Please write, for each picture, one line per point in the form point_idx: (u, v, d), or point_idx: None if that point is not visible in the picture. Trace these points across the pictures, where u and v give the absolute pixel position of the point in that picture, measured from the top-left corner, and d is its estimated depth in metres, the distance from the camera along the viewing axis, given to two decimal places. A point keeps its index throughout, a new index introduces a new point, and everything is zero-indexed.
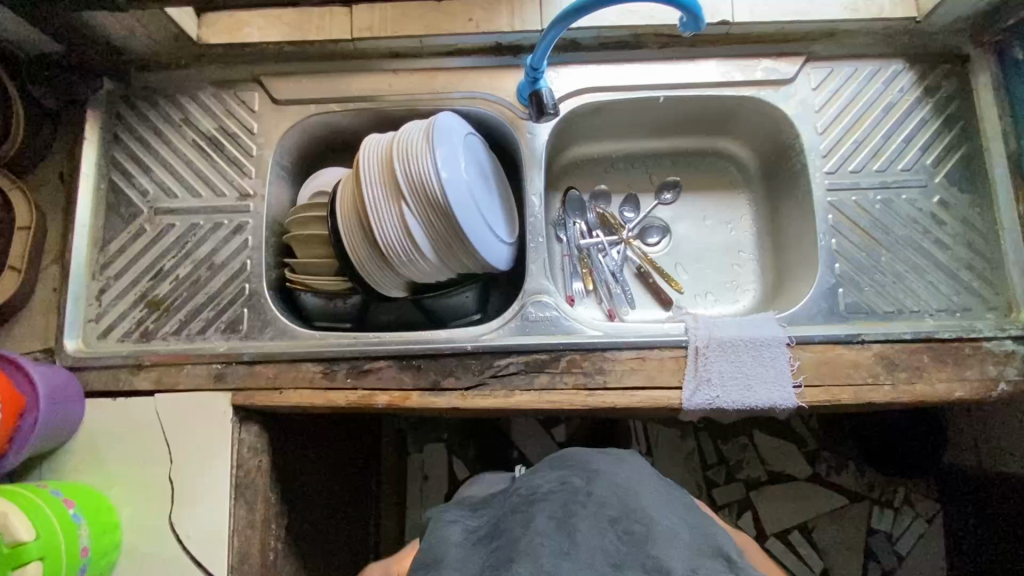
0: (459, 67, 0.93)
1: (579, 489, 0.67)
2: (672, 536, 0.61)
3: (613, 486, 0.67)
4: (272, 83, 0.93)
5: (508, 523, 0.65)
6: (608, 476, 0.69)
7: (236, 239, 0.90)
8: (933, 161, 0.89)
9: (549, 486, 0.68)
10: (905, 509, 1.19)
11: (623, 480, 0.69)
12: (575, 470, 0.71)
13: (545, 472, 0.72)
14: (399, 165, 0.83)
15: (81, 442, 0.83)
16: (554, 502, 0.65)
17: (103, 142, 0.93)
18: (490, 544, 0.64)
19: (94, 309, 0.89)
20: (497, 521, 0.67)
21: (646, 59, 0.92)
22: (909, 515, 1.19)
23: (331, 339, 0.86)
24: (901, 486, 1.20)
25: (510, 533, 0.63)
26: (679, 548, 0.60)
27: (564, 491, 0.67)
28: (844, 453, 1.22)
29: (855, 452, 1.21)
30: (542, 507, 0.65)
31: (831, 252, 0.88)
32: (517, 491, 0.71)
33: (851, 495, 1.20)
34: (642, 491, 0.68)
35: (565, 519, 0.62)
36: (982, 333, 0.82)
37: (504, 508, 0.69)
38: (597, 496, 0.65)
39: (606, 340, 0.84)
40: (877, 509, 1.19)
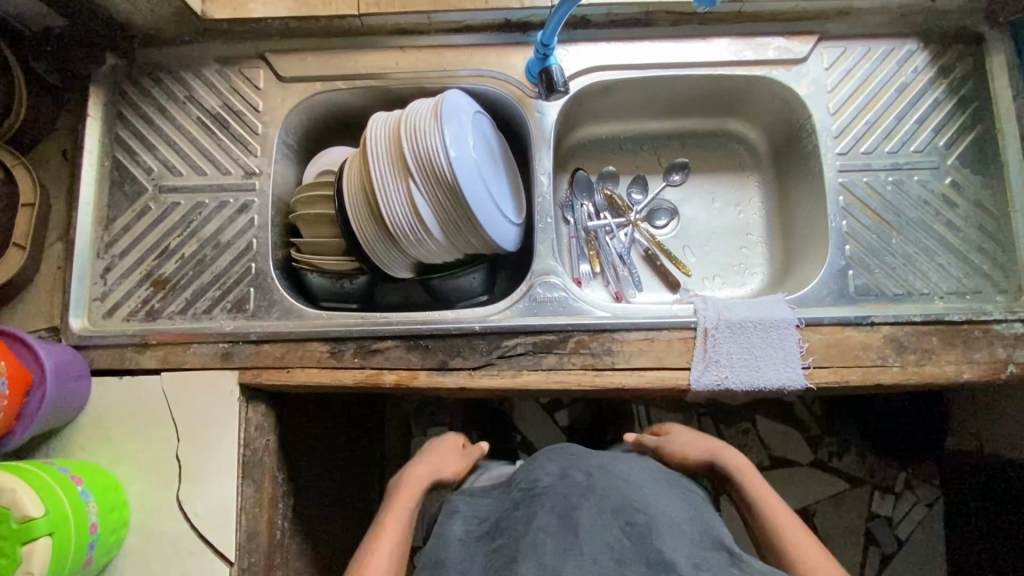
0: (466, 44, 0.91)
1: (580, 482, 0.67)
2: (673, 530, 0.62)
3: (613, 480, 0.68)
4: (277, 60, 0.92)
5: (510, 520, 0.65)
6: (607, 471, 0.69)
7: (242, 218, 0.90)
8: (945, 143, 0.89)
9: (550, 478, 0.68)
10: (906, 494, 1.20)
11: (621, 475, 0.70)
12: (574, 463, 0.71)
13: (544, 463, 0.72)
14: (407, 143, 0.82)
15: (88, 420, 0.83)
16: (555, 494, 0.65)
17: (107, 119, 0.92)
18: (491, 541, 0.64)
19: (99, 288, 0.88)
20: (500, 518, 0.67)
21: (657, 37, 0.90)
22: (909, 500, 1.20)
23: (338, 319, 0.86)
24: (902, 471, 1.20)
25: (513, 531, 0.63)
26: (679, 541, 0.61)
27: (566, 482, 0.67)
28: (847, 438, 1.22)
29: (858, 437, 1.22)
30: (543, 500, 0.64)
31: (841, 234, 0.87)
32: (517, 485, 0.71)
33: (853, 480, 1.21)
34: (641, 486, 0.69)
35: (568, 509, 0.62)
36: (992, 316, 0.82)
37: (506, 505, 0.69)
38: (599, 488, 0.65)
39: (614, 320, 0.83)
40: (878, 494, 1.20)
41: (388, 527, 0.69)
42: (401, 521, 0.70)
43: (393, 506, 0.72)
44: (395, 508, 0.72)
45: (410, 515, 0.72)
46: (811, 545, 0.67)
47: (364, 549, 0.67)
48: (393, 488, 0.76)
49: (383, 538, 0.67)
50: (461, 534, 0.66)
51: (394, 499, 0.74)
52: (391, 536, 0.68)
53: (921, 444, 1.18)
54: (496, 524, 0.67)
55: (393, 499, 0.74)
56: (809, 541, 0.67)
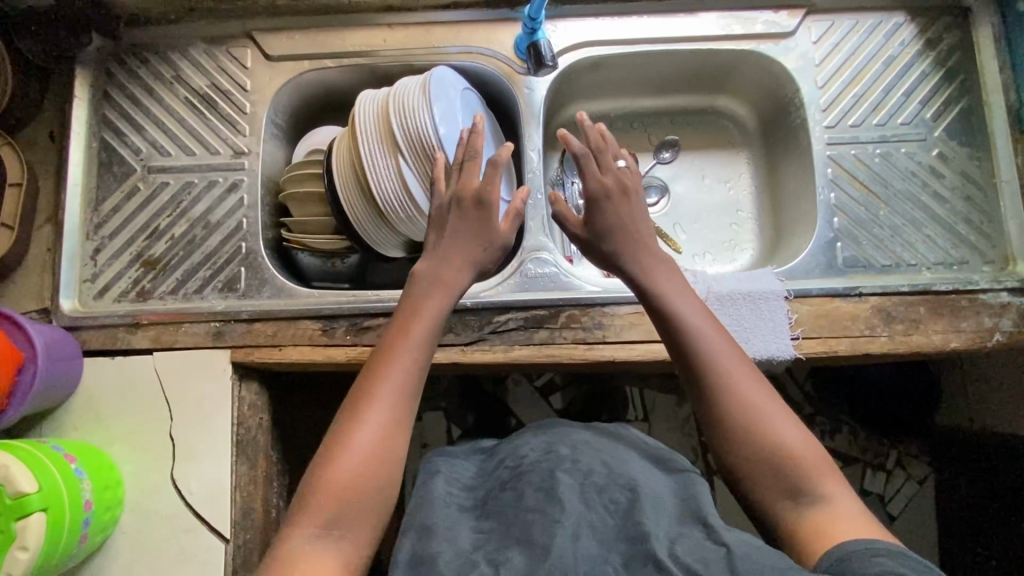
0: (455, 21, 0.91)
1: (565, 457, 0.65)
2: (656, 507, 0.59)
3: (598, 457, 0.66)
4: (265, 39, 0.92)
5: (498, 498, 0.62)
6: (592, 448, 0.68)
7: (232, 197, 0.90)
8: (933, 115, 0.89)
9: (535, 454, 0.66)
10: (897, 471, 1.21)
11: (607, 452, 0.68)
12: (561, 440, 0.69)
13: (530, 441, 0.70)
14: (396, 120, 0.82)
15: (81, 400, 0.83)
16: (541, 470, 0.63)
17: (94, 100, 0.91)
18: (480, 518, 0.61)
19: (89, 269, 0.88)
20: (487, 495, 0.65)
21: (646, 12, 0.90)
22: (901, 477, 1.21)
23: (330, 297, 0.86)
24: (893, 449, 1.22)
25: (502, 512, 0.60)
26: (660, 516, 0.57)
27: (551, 458, 0.65)
28: (840, 416, 1.23)
29: (849, 415, 1.23)
30: (528, 478, 0.62)
31: (830, 207, 0.88)
32: (503, 461, 0.69)
33: (845, 458, 1.22)
34: (627, 464, 0.66)
35: (552, 484, 0.60)
36: (979, 285, 0.83)
37: (494, 480, 0.67)
38: (583, 463, 0.64)
39: (605, 295, 0.84)
40: (870, 471, 1.21)
41: (394, 362, 0.61)
42: (408, 353, 0.62)
43: (402, 333, 0.63)
44: (401, 338, 0.62)
45: (424, 347, 0.63)
46: (780, 417, 0.57)
47: (366, 380, 0.60)
48: (405, 292, 0.68)
49: (386, 372, 0.60)
50: (444, 496, 0.65)
51: (405, 313, 0.65)
52: (396, 371, 0.60)
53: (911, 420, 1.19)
54: (482, 497, 0.65)
55: (397, 326, 0.64)
56: (780, 412, 0.58)
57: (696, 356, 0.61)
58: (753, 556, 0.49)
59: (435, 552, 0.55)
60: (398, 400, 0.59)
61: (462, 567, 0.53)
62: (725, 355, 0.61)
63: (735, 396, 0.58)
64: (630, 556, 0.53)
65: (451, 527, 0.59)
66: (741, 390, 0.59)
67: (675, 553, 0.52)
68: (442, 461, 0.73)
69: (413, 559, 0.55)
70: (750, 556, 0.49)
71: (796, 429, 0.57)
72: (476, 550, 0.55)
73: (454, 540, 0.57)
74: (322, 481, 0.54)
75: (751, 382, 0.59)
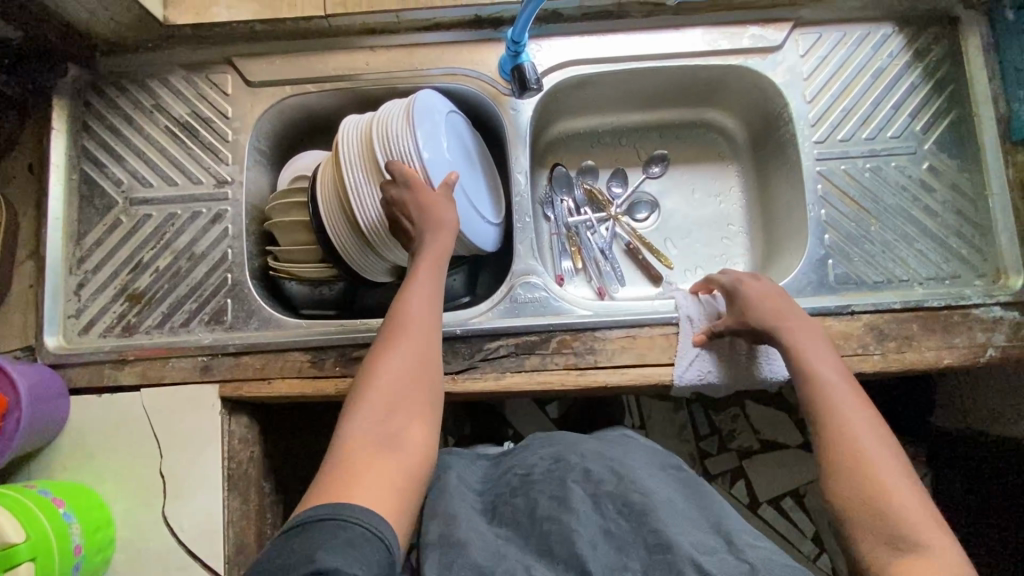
0: (438, 42, 0.90)
1: (573, 466, 0.68)
2: (670, 509, 0.64)
3: (602, 461, 0.70)
4: (245, 64, 0.90)
5: (509, 505, 0.67)
6: (598, 455, 0.71)
7: (216, 228, 0.88)
8: (922, 127, 0.88)
9: (544, 464, 0.69)
10: None
11: (612, 457, 0.71)
12: (567, 447, 0.72)
13: (535, 448, 0.73)
14: (378, 146, 0.80)
15: (68, 440, 0.82)
16: (551, 480, 0.67)
17: (72, 131, 0.89)
18: (499, 523, 0.66)
19: (73, 304, 0.87)
20: (498, 499, 0.69)
21: (630, 30, 0.89)
22: None
23: (318, 328, 0.85)
24: None
25: (518, 519, 0.65)
26: (677, 520, 0.63)
27: (561, 468, 0.68)
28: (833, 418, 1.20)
29: None
30: (542, 487, 0.66)
31: (820, 223, 0.87)
32: (511, 468, 0.72)
33: None
34: (633, 465, 0.71)
35: (566, 493, 0.64)
36: (970, 300, 0.82)
37: (504, 483, 0.71)
38: (591, 471, 0.67)
39: (596, 319, 0.83)
40: None
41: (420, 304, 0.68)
42: (433, 298, 0.69)
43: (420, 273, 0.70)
44: (426, 282, 0.69)
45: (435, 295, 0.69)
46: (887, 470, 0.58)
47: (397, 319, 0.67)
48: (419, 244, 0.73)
49: (414, 313, 0.67)
50: (465, 494, 0.69)
51: (427, 259, 0.71)
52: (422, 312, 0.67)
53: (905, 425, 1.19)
54: (496, 498, 0.69)
55: (419, 269, 0.71)
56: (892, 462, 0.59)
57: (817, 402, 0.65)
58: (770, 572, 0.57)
59: (466, 539, 0.60)
60: (426, 335, 0.66)
61: (494, 565, 0.58)
62: (842, 403, 0.64)
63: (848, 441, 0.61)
64: (650, 562, 0.59)
65: (473, 520, 0.64)
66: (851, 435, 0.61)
67: (697, 561, 0.57)
68: (455, 459, 0.76)
69: (447, 550, 0.60)
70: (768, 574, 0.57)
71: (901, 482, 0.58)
72: (504, 547, 0.61)
73: (479, 533, 0.62)
74: (370, 391, 0.61)
75: (866, 428, 0.62)
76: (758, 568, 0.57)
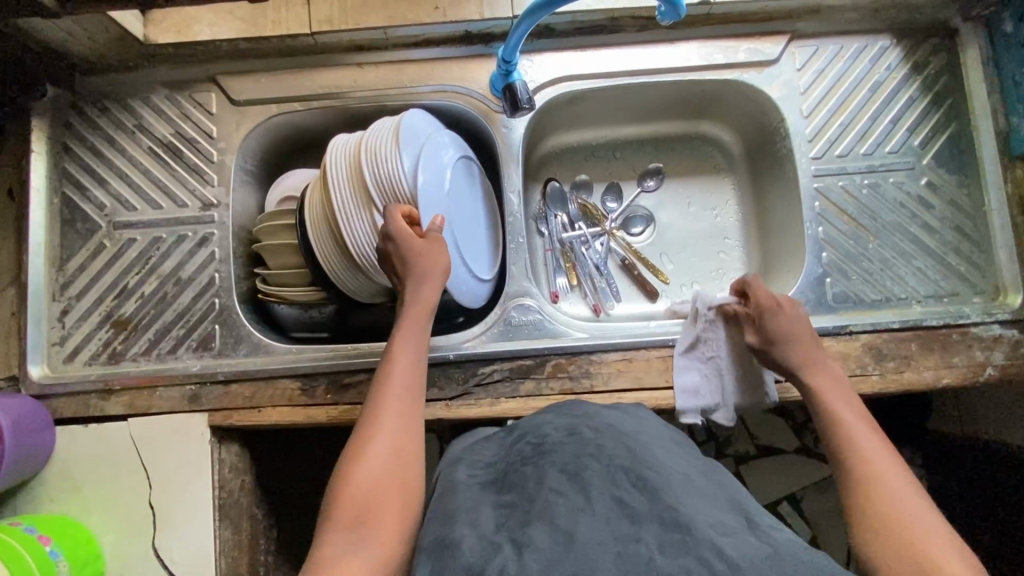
0: (427, 58, 0.88)
1: (589, 441, 0.56)
2: (691, 491, 0.50)
3: (622, 438, 0.57)
4: (229, 83, 0.88)
5: (519, 476, 0.54)
6: (618, 431, 0.59)
7: (202, 252, 0.86)
8: (920, 142, 0.87)
9: (557, 435, 0.58)
10: None
11: (634, 435, 0.59)
12: (584, 422, 0.61)
13: (551, 423, 0.62)
14: (367, 169, 0.78)
15: (54, 472, 0.80)
16: (566, 452, 0.54)
17: (52, 154, 0.87)
18: (501, 494, 0.53)
19: (57, 332, 0.85)
20: (507, 471, 0.57)
21: (624, 44, 0.87)
22: None
23: (309, 354, 0.83)
24: None
25: (523, 491, 0.52)
26: (700, 502, 0.49)
27: (576, 441, 0.56)
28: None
29: None
30: (552, 458, 0.54)
31: (818, 241, 0.86)
32: (522, 439, 0.61)
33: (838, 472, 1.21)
34: (652, 442, 0.59)
35: (579, 467, 0.52)
36: (969, 319, 0.81)
37: (513, 456, 0.59)
38: (607, 446, 0.54)
39: (592, 342, 0.82)
40: None
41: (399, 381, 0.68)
42: (412, 373, 0.69)
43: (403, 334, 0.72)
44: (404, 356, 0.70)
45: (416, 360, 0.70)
46: (915, 508, 0.56)
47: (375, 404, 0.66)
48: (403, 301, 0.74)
49: (393, 393, 0.66)
50: (465, 480, 0.58)
51: (406, 329, 0.72)
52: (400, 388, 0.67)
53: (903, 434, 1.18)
54: (502, 473, 0.57)
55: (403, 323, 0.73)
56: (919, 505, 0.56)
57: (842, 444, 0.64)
58: (800, 554, 0.44)
59: (457, 536, 0.47)
60: (406, 414, 0.65)
61: (486, 554, 0.45)
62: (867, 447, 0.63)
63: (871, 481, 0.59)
64: (666, 540, 0.44)
65: (475, 511, 0.51)
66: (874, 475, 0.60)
67: (717, 545, 0.44)
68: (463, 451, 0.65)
69: (438, 548, 0.47)
70: (802, 561, 0.43)
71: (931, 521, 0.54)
72: (499, 530, 0.48)
73: (477, 524, 0.49)
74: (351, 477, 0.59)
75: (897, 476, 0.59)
76: (783, 552, 0.44)
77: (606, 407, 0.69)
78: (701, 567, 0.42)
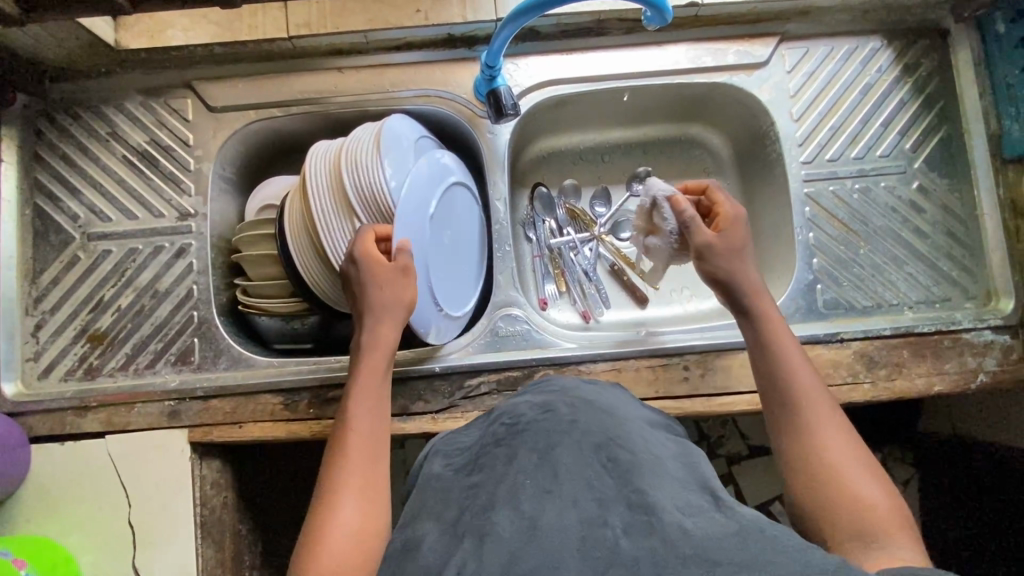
0: (410, 62, 0.85)
1: (562, 416, 0.54)
2: (662, 471, 0.48)
3: (599, 414, 0.54)
4: (205, 89, 0.85)
5: (489, 457, 0.51)
6: (595, 406, 0.56)
7: (180, 263, 0.84)
8: (912, 145, 0.86)
9: (532, 412, 0.56)
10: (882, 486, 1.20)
11: (611, 412, 0.56)
12: (562, 397, 0.59)
13: (524, 402, 0.59)
14: (346, 177, 0.75)
15: (29, 492, 0.78)
16: (537, 428, 0.52)
17: (23, 163, 0.84)
18: (469, 477, 0.50)
19: (31, 347, 0.82)
20: (478, 453, 0.54)
21: (612, 47, 0.85)
22: None
23: (291, 367, 0.81)
24: None
25: (490, 471, 0.49)
26: (669, 480, 0.47)
27: (551, 419, 0.53)
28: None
29: None
30: (526, 438, 0.51)
31: (808, 247, 0.85)
32: (498, 418, 0.58)
33: None
34: (626, 418, 0.56)
35: (550, 446, 0.49)
36: (961, 325, 0.80)
37: (488, 437, 0.56)
38: (582, 421, 0.52)
39: (580, 352, 0.81)
40: None
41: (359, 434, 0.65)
42: (372, 422, 0.66)
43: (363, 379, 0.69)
44: (365, 406, 0.66)
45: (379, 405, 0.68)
46: (855, 466, 0.56)
47: (333, 464, 0.62)
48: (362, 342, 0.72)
49: (354, 447, 0.63)
50: (440, 471, 0.54)
51: (365, 374, 0.69)
52: (360, 443, 0.64)
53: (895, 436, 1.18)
54: (473, 456, 0.54)
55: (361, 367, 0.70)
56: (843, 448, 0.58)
57: (785, 395, 0.62)
58: (768, 534, 0.41)
59: (421, 535, 0.46)
60: (369, 469, 0.62)
61: (446, 551, 0.43)
62: (809, 396, 0.61)
63: (812, 439, 0.58)
64: (632, 522, 0.42)
65: (443, 502, 0.49)
66: (813, 432, 0.59)
67: (683, 527, 0.41)
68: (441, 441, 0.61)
69: (401, 553, 0.46)
70: (770, 543, 0.40)
71: (869, 480, 0.55)
72: (461, 518, 0.46)
73: (442, 517, 0.47)
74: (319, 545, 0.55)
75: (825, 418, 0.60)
76: (750, 532, 0.41)
77: (581, 381, 0.68)
78: (667, 553, 0.39)
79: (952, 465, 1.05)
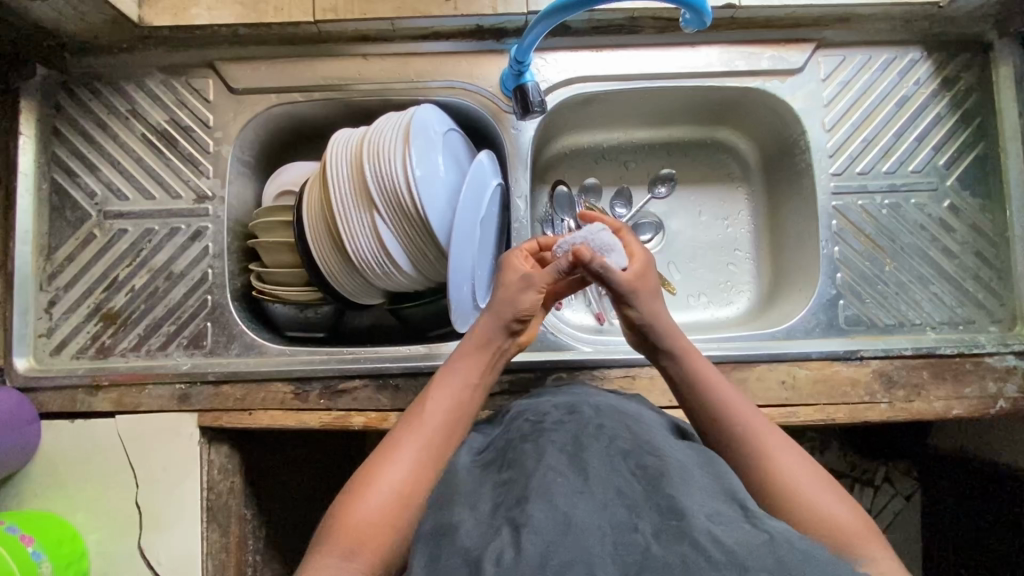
0: (436, 53, 0.84)
1: (588, 420, 0.52)
2: (694, 478, 0.47)
3: (623, 419, 0.53)
4: (227, 70, 0.84)
5: (516, 452, 0.50)
6: (619, 411, 0.55)
7: (196, 246, 0.83)
8: (945, 162, 0.84)
9: (557, 414, 0.54)
10: (884, 489, 1.09)
11: (634, 418, 0.55)
12: (584, 400, 0.58)
13: (546, 402, 0.59)
14: (370, 167, 0.74)
15: (39, 467, 0.78)
16: (565, 429, 0.51)
17: (41, 136, 0.83)
18: (500, 473, 0.49)
19: (45, 323, 0.82)
20: (503, 448, 0.52)
21: (643, 47, 0.83)
22: (886, 495, 1.09)
23: (303, 356, 0.81)
24: (882, 464, 1.10)
25: (520, 467, 0.48)
26: (699, 487, 0.45)
27: (576, 420, 0.52)
28: (828, 432, 1.11)
29: (838, 431, 1.11)
30: (552, 437, 0.50)
31: (832, 261, 0.83)
32: (519, 416, 0.57)
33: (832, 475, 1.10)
34: (649, 424, 0.55)
35: (579, 447, 0.48)
36: (984, 349, 0.79)
37: (510, 432, 0.55)
38: (608, 426, 0.51)
39: (596, 357, 0.80)
40: (857, 488, 1.09)
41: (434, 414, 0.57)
42: (448, 411, 0.58)
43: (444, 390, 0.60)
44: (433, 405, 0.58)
45: (449, 418, 0.58)
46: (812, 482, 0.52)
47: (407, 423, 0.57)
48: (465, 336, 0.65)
49: (420, 425, 0.56)
50: (466, 464, 0.53)
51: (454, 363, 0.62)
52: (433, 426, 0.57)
53: (895, 443, 1.10)
54: (499, 452, 0.52)
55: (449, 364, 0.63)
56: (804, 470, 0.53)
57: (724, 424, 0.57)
58: (798, 546, 0.40)
59: (456, 521, 0.44)
60: (425, 453, 0.54)
61: (483, 539, 0.42)
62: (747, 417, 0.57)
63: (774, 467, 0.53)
64: (663, 526, 0.41)
65: (474, 496, 0.47)
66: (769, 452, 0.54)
67: (714, 532, 0.40)
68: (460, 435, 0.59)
69: (432, 537, 0.44)
70: (802, 556, 0.39)
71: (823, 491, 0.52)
72: (497, 511, 0.44)
73: (476, 509, 0.45)
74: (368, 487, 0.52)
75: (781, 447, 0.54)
76: (782, 543, 0.40)
77: (600, 389, 0.66)
78: (699, 558, 0.38)
79: (957, 485, 1.04)
